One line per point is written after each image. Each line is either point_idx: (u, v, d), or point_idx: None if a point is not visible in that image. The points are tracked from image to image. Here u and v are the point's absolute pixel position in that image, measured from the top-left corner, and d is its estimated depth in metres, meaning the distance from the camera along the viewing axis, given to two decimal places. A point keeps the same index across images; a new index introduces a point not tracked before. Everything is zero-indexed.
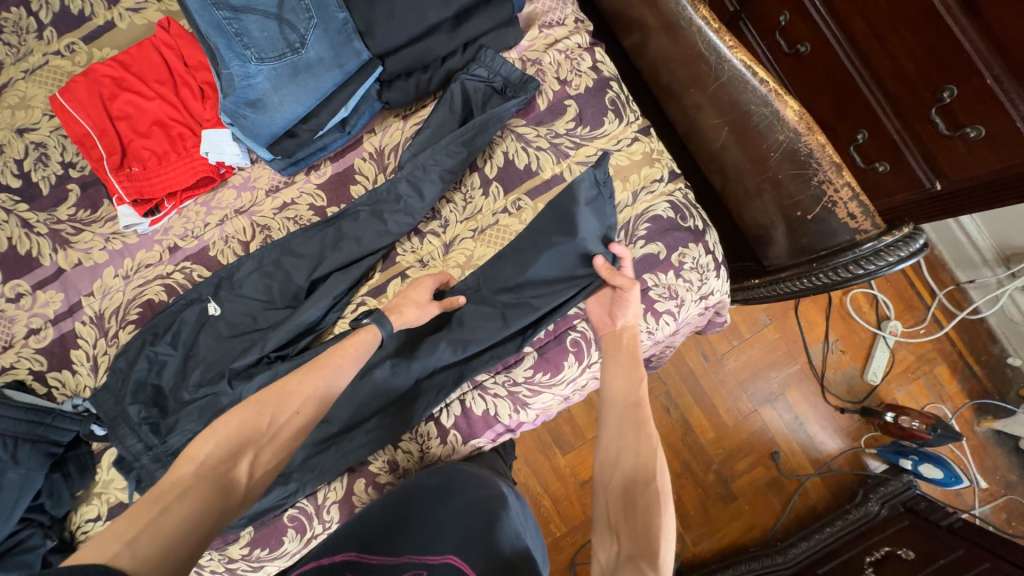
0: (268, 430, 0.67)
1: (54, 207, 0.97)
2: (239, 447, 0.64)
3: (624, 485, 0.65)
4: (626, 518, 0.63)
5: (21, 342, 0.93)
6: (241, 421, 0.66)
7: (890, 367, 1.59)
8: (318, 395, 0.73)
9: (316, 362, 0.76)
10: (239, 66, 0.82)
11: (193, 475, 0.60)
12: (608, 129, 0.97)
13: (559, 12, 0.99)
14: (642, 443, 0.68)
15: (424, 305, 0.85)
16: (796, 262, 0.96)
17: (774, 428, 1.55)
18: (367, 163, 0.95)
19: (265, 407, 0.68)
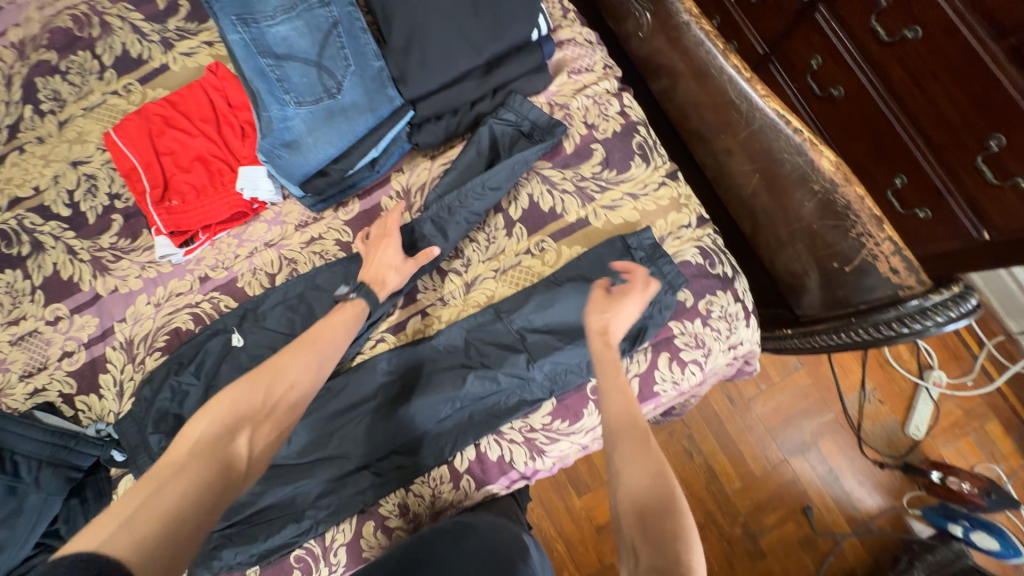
0: (264, 406, 0.66)
1: (98, 235, 1.02)
2: (236, 424, 0.62)
3: (630, 493, 0.55)
4: (639, 530, 0.51)
5: (55, 364, 0.96)
6: (235, 400, 0.64)
7: (934, 421, 1.48)
8: (314, 367, 0.74)
9: (308, 337, 0.77)
10: (279, 110, 0.85)
11: (189, 455, 0.57)
12: (635, 172, 0.96)
13: (588, 59, 1.01)
14: (641, 443, 0.59)
15: (403, 269, 0.88)
16: (836, 313, 0.92)
17: (807, 481, 1.45)
18: (394, 202, 0.96)
19: (256, 382, 0.67)
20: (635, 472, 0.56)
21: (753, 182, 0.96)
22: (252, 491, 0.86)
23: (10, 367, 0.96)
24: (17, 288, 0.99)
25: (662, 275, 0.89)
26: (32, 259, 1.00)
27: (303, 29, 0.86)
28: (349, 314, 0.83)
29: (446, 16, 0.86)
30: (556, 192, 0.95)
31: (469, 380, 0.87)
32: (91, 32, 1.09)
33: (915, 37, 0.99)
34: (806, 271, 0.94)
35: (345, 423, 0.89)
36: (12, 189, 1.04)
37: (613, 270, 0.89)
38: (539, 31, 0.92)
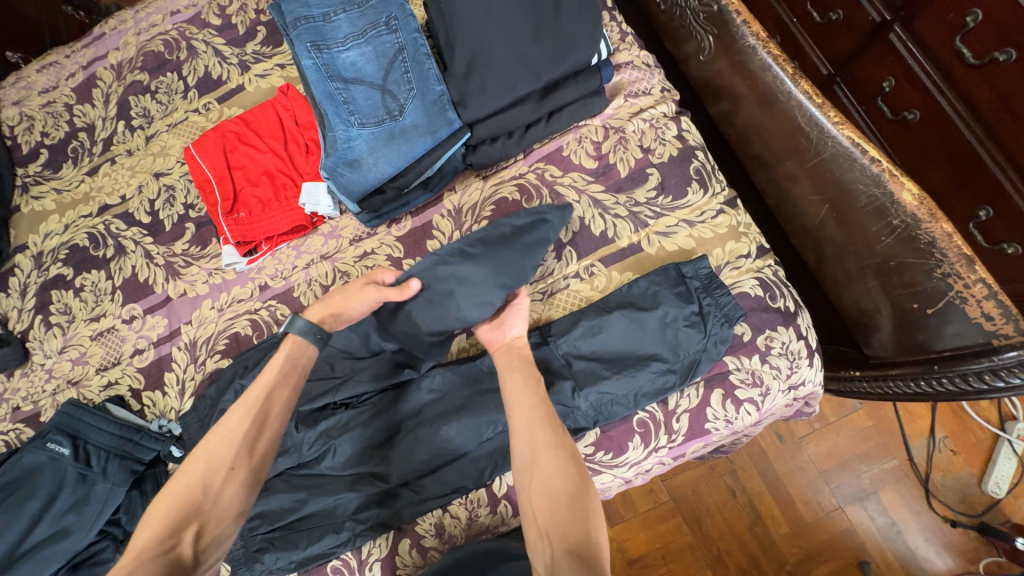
0: (206, 499, 0.69)
1: (173, 242, 1.09)
2: (176, 524, 0.66)
3: (548, 488, 0.69)
4: (556, 515, 0.66)
5: (127, 360, 1.04)
6: (175, 502, 0.68)
7: (1019, 479, 1.33)
8: (252, 436, 0.74)
9: (242, 400, 0.76)
10: (343, 130, 0.89)
11: (133, 563, 0.62)
12: (692, 199, 0.93)
13: (646, 82, 0.99)
14: (554, 442, 0.72)
15: (360, 294, 0.86)
16: (918, 356, 0.84)
17: (864, 533, 1.33)
18: (445, 220, 0.98)
19: (192, 478, 0.70)
20: (550, 467, 0.70)
21: (822, 210, 0.90)
22: (296, 497, 0.88)
23: (89, 360, 1.04)
24: (100, 287, 1.08)
25: (718, 307, 0.85)
26: (115, 262, 1.09)
27: (371, 55, 0.90)
28: (286, 353, 0.81)
29: (507, 40, 0.87)
30: (608, 215, 0.93)
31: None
32: (179, 55, 1.19)
33: (1007, 60, 0.90)
34: (879, 307, 0.87)
35: (387, 438, 0.90)
36: (103, 197, 1.13)
37: (665, 300, 0.86)
38: (598, 56, 0.92)
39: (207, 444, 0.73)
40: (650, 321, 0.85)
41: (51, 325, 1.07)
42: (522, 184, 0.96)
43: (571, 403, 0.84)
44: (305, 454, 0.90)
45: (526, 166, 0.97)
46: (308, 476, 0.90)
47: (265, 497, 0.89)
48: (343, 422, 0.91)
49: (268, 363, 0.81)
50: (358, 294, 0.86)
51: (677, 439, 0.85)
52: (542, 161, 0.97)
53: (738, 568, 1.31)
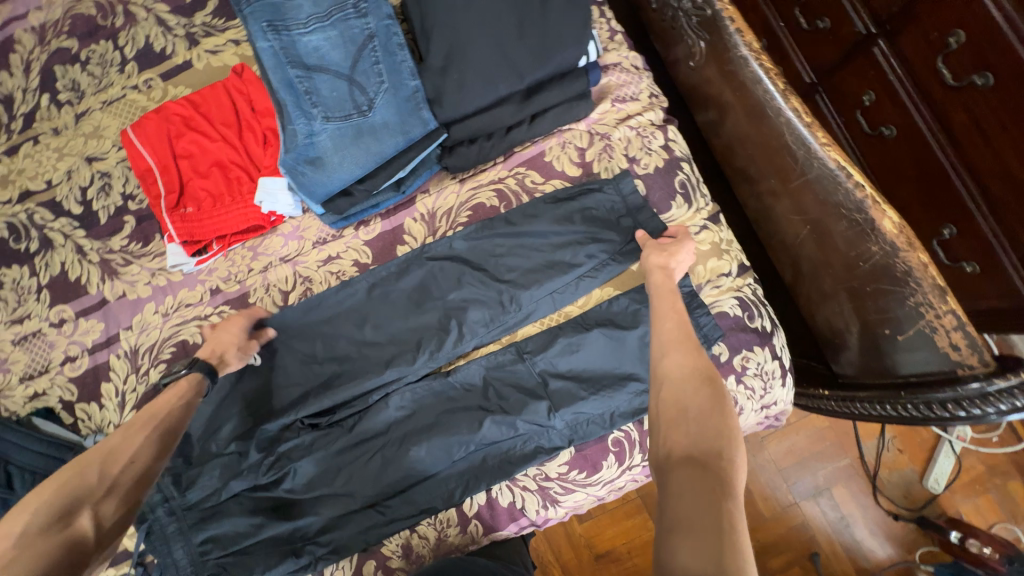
0: (99, 485, 0.64)
1: (109, 236, 0.97)
2: (70, 506, 0.61)
3: (675, 399, 0.64)
4: (683, 422, 0.61)
5: (57, 368, 0.94)
6: (66, 484, 0.62)
7: (955, 475, 1.42)
8: (158, 439, 0.71)
9: (141, 415, 0.73)
10: (305, 124, 0.80)
11: (14, 549, 0.56)
12: (676, 213, 0.90)
13: (634, 86, 0.94)
14: (693, 365, 0.68)
15: (246, 346, 0.85)
16: (869, 381, 0.88)
17: (816, 526, 1.40)
18: (418, 224, 0.93)
19: (88, 464, 0.65)
20: (683, 381, 0.66)
21: (805, 230, 0.89)
22: (253, 522, 0.83)
23: (12, 368, 0.94)
24: (23, 285, 0.97)
25: (698, 328, 0.84)
26: (40, 257, 0.97)
27: (336, 41, 0.80)
28: (180, 390, 0.78)
29: (487, 32, 0.79)
30: (601, 228, 0.88)
31: (485, 429, 0.84)
32: (114, 21, 1.05)
33: (985, 83, 0.91)
34: (847, 328, 0.89)
35: (355, 458, 0.85)
36: (24, 181, 1.00)
37: (647, 319, 0.85)
38: (587, 57, 0.84)
39: (106, 440, 0.68)
40: (629, 340, 0.84)
41: None
42: (501, 189, 0.92)
43: (546, 423, 0.84)
44: (261, 476, 0.83)
45: (505, 171, 0.92)
46: (267, 498, 0.85)
47: (218, 522, 0.83)
48: (307, 442, 0.85)
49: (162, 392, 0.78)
50: (247, 346, 0.84)
51: None
52: (522, 166, 0.92)
53: None
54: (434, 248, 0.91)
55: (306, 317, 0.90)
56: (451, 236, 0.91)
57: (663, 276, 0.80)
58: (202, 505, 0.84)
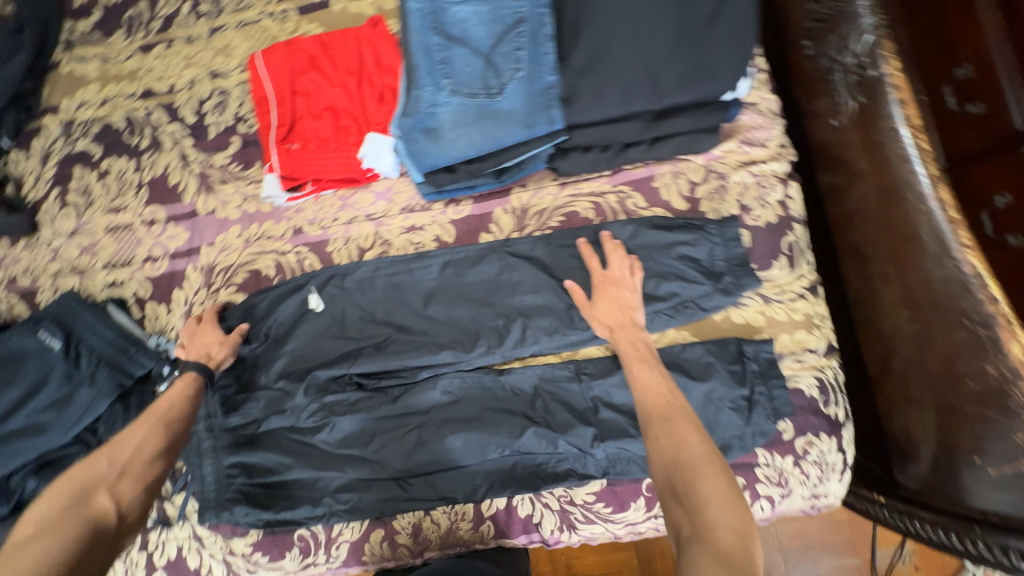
0: (109, 472, 0.72)
1: (214, 152, 1.00)
2: (84, 491, 0.70)
3: (668, 460, 0.65)
4: (687, 484, 0.62)
5: (138, 264, 0.98)
6: (80, 473, 0.72)
7: None
8: (164, 429, 0.78)
9: (149, 409, 0.80)
10: (431, 93, 0.79)
11: (44, 528, 0.66)
12: (775, 274, 0.85)
13: (766, 131, 0.89)
14: (678, 419, 0.69)
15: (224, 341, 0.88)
16: (933, 501, 0.82)
17: None
18: (507, 216, 0.92)
19: (99, 457, 0.73)
20: (673, 436, 0.67)
21: (908, 327, 0.82)
22: (281, 460, 0.85)
23: (100, 252, 0.99)
24: (126, 178, 1.02)
25: (769, 399, 0.80)
26: (147, 155, 1.02)
27: (484, 17, 0.78)
28: (181, 390, 0.82)
29: (639, 44, 0.75)
30: (691, 266, 0.83)
31: (524, 439, 0.82)
32: None
33: None
34: (921, 440, 0.82)
35: (391, 429, 0.85)
36: (150, 81, 1.05)
37: (717, 374, 0.80)
38: (733, 93, 0.80)
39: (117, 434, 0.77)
40: (695, 392, 0.80)
41: (67, 203, 1.02)
42: (599, 203, 0.89)
43: (587, 450, 0.82)
44: (301, 421, 0.85)
45: (608, 185, 0.90)
46: (298, 441, 0.86)
47: (250, 451, 0.86)
48: (350, 400, 0.86)
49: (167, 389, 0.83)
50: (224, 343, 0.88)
51: None
52: (628, 185, 0.89)
53: None
54: (518, 245, 0.89)
55: (377, 280, 0.91)
56: (538, 237, 0.89)
57: (620, 336, 0.80)
58: (240, 432, 0.87)
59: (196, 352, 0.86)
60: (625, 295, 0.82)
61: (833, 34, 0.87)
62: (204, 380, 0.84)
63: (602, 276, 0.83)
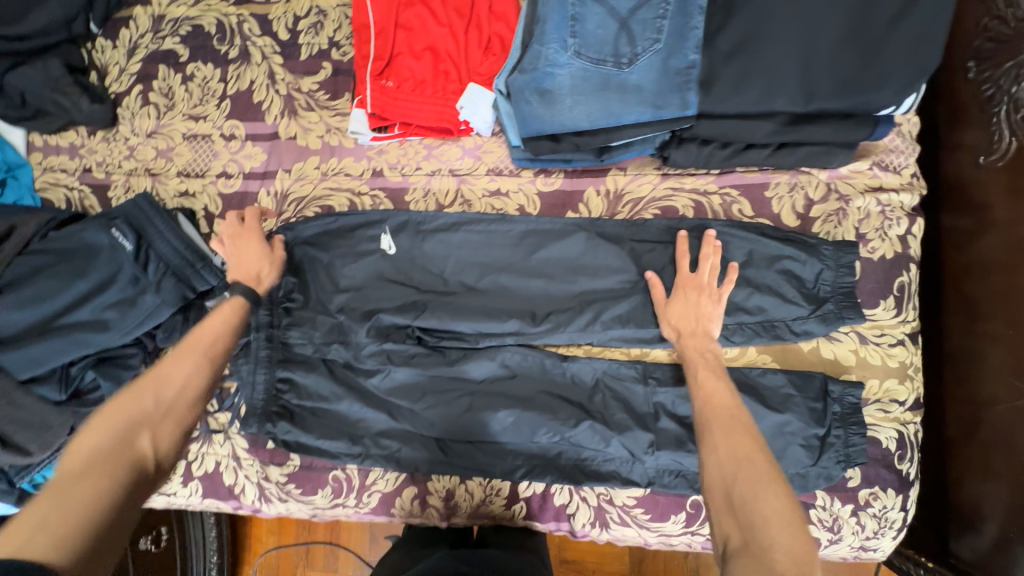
0: (154, 409, 0.62)
1: (303, 75, 0.95)
2: (128, 429, 0.58)
3: (723, 473, 0.58)
4: (744, 501, 0.55)
5: (212, 178, 0.96)
6: (119, 408, 0.60)
7: None
8: (205, 369, 0.68)
9: (187, 343, 0.70)
10: (554, 51, 0.73)
11: (79, 467, 0.54)
12: (878, 314, 0.79)
13: (904, 157, 0.80)
14: (738, 429, 0.62)
15: (269, 257, 0.85)
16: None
17: None
18: (598, 198, 0.86)
19: (138, 392, 0.62)
20: (732, 448, 0.60)
21: (1008, 397, 0.76)
22: (334, 389, 0.86)
23: (175, 159, 0.97)
24: (210, 86, 0.98)
25: (844, 445, 0.76)
26: (235, 66, 0.97)
27: None
28: (230, 313, 0.76)
29: (799, 36, 0.67)
30: (792, 287, 0.77)
31: (577, 431, 0.80)
32: None
33: None
34: (989, 512, 0.78)
35: (444, 393, 0.84)
36: None
37: (795, 409, 0.76)
38: (891, 108, 0.70)
39: (152, 369, 0.65)
40: (766, 420, 0.76)
41: (148, 101, 0.99)
42: (701, 202, 0.83)
43: (639, 456, 0.80)
44: (360, 359, 0.85)
45: (714, 186, 0.83)
46: (350, 376, 0.86)
47: (304, 370, 0.87)
48: (409, 354, 0.85)
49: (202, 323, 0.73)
50: (270, 257, 0.84)
51: None
52: (736, 188, 0.82)
53: None
54: (606, 233, 0.84)
55: (453, 240, 0.87)
56: (629, 228, 0.84)
57: (696, 340, 0.75)
58: (299, 351, 0.88)
59: (244, 273, 0.82)
60: (710, 303, 0.76)
61: (1008, 60, 0.76)
62: (254, 300, 0.80)
63: (686, 279, 0.78)
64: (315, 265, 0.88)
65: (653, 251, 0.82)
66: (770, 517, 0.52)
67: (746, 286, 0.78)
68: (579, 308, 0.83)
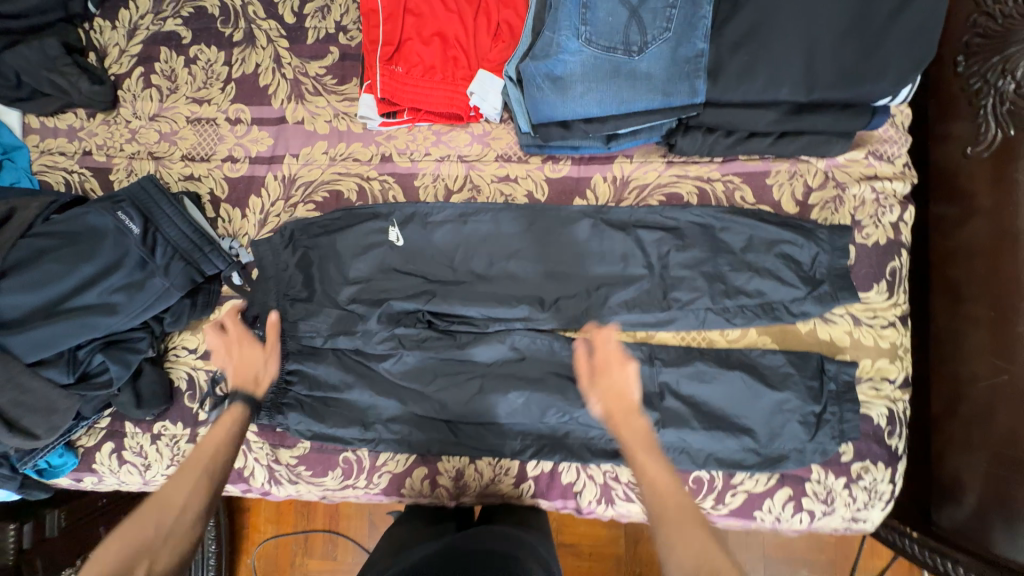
0: (155, 535, 0.61)
1: (309, 59, 0.95)
2: (126, 565, 0.58)
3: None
4: None
5: (217, 162, 0.95)
6: (122, 540, 0.60)
7: None
8: (206, 487, 0.67)
9: (189, 461, 0.69)
10: (566, 39, 0.75)
11: None
12: (871, 297, 0.82)
13: (897, 147, 0.83)
14: (690, 522, 0.58)
15: (268, 352, 0.83)
16: (964, 543, 0.83)
17: None
18: (605, 185, 0.88)
19: (141, 518, 0.62)
20: (689, 547, 0.56)
21: (988, 376, 0.81)
22: (344, 378, 0.87)
23: (179, 142, 0.96)
24: (214, 70, 0.97)
25: (839, 421, 0.80)
26: (239, 50, 0.96)
27: None
28: (230, 421, 0.74)
29: (803, 27, 0.70)
30: (790, 270, 0.80)
31: (583, 411, 0.83)
32: None
33: None
34: (969, 484, 0.83)
35: (454, 375, 0.86)
36: None
37: (794, 387, 0.80)
38: (889, 99, 0.73)
39: (157, 491, 0.65)
40: (765, 397, 0.80)
41: (150, 84, 0.98)
42: (704, 189, 0.85)
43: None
44: (370, 345, 0.86)
45: (717, 173, 0.85)
46: (361, 363, 0.87)
47: (313, 362, 0.87)
48: (420, 338, 0.86)
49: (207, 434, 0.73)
50: (269, 353, 0.83)
51: (721, 510, 0.85)
52: (738, 176, 0.85)
53: None
54: (612, 219, 0.86)
55: (462, 225, 0.89)
56: (635, 213, 0.86)
57: (626, 414, 0.69)
58: (306, 343, 0.88)
59: (243, 376, 0.79)
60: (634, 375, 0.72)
61: (996, 55, 0.80)
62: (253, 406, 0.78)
63: (609, 352, 0.74)
64: (324, 251, 0.89)
65: (658, 236, 0.85)
66: None
67: (747, 270, 0.81)
68: (586, 292, 0.85)
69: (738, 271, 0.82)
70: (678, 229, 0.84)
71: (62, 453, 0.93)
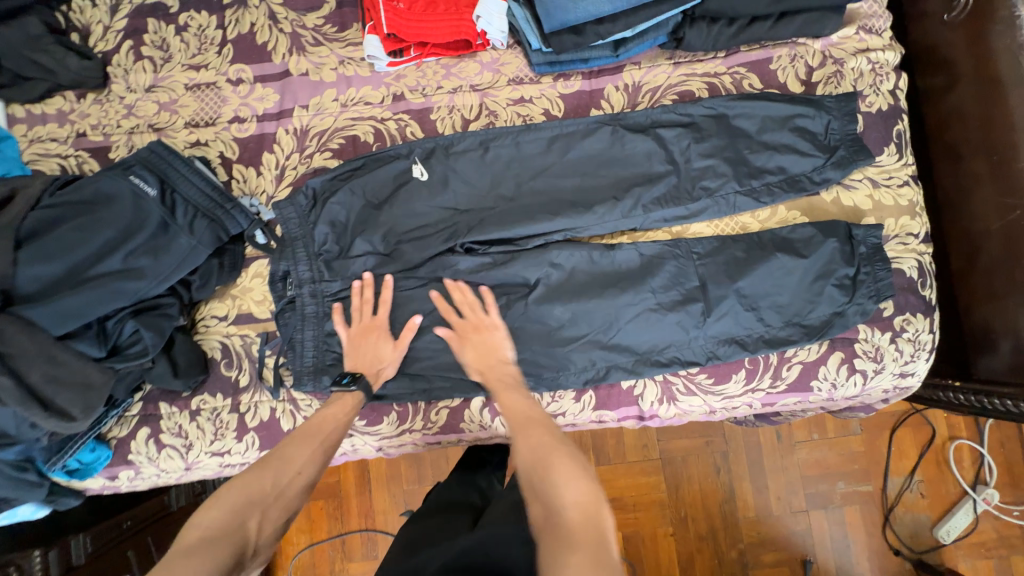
0: (274, 488, 0.62)
1: (305, 11, 0.95)
2: (246, 507, 0.59)
3: (534, 463, 0.60)
4: (557, 488, 0.57)
5: (224, 124, 0.93)
6: (247, 486, 0.60)
7: (967, 532, 1.25)
8: (324, 453, 0.70)
9: (308, 431, 0.71)
10: None
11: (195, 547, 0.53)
12: (884, 160, 0.87)
13: (881, 21, 0.89)
14: (532, 425, 0.67)
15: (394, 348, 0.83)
16: (1014, 381, 0.86)
17: (819, 539, 1.25)
18: (618, 93, 0.91)
19: (264, 469, 0.63)
20: (536, 445, 0.63)
21: (1000, 219, 0.86)
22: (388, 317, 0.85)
23: (180, 111, 0.94)
24: (206, 34, 0.95)
25: (873, 280, 0.83)
26: (231, 12, 0.95)
27: None
28: (346, 409, 0.76)
29: None
30: (806, 141, 0.84)
31: (632, 319, 0.84)
32: None
33: None
34: (1002, 326, 0.87)
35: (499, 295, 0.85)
36: None
37: (830, 251, 0.83)
38: None
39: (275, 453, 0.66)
40: (805, 264, 0.83)
41: (142, 56, 0.95)
42: (713, 83, 0.89)
43: (692, 331, 0.83)
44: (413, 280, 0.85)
45: (723, 67, 0.89)
46: (404, 310, 0.86)
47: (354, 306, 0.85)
48: (460, 266, 0.85)
49: (324, 410, 0.75)
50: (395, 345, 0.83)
51: (780, 386, 0.86)
52: (743, 67, 0.89)
53: (692, 531, 1.25)
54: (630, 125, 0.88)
55: (483, 151, 0.88)
56: (649, 113, 0.88)
57: (500, 366, 0.79)
58: (345, 287, 0.86)
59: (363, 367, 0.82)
60: (502, 334, 0.81)
61: None
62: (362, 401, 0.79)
63: (466, 322, 0.82)
64: (347, 195, 0.87)
65: (677, 131, 0.86)
66: (575, 502, 0.55)
67: (768, 149, 0.84)
68: (616, 195, 0.86)
69: (759, 151, 0.85)
70: (693, 122, 0.86)
71: (94, 447, 0.87)
